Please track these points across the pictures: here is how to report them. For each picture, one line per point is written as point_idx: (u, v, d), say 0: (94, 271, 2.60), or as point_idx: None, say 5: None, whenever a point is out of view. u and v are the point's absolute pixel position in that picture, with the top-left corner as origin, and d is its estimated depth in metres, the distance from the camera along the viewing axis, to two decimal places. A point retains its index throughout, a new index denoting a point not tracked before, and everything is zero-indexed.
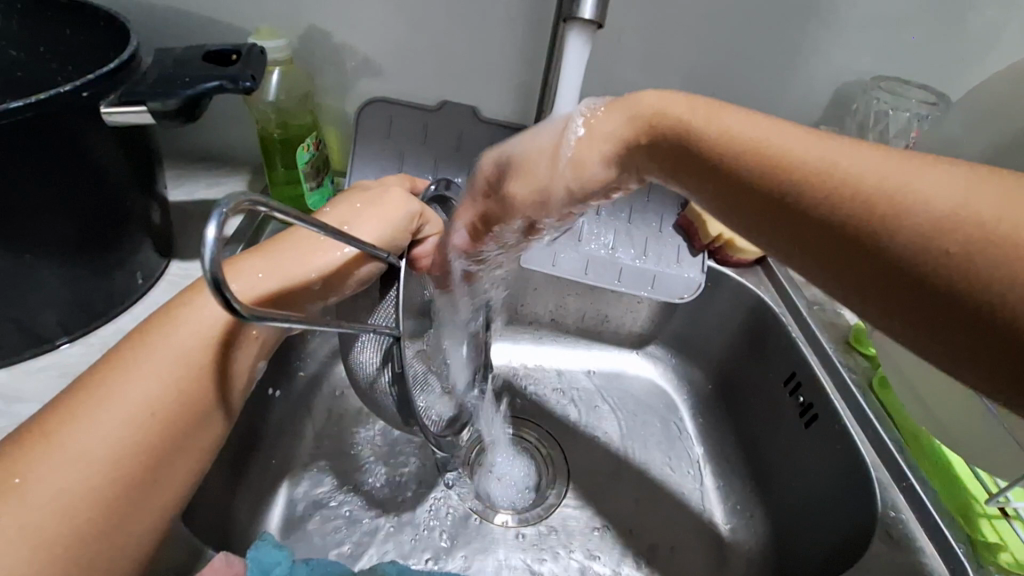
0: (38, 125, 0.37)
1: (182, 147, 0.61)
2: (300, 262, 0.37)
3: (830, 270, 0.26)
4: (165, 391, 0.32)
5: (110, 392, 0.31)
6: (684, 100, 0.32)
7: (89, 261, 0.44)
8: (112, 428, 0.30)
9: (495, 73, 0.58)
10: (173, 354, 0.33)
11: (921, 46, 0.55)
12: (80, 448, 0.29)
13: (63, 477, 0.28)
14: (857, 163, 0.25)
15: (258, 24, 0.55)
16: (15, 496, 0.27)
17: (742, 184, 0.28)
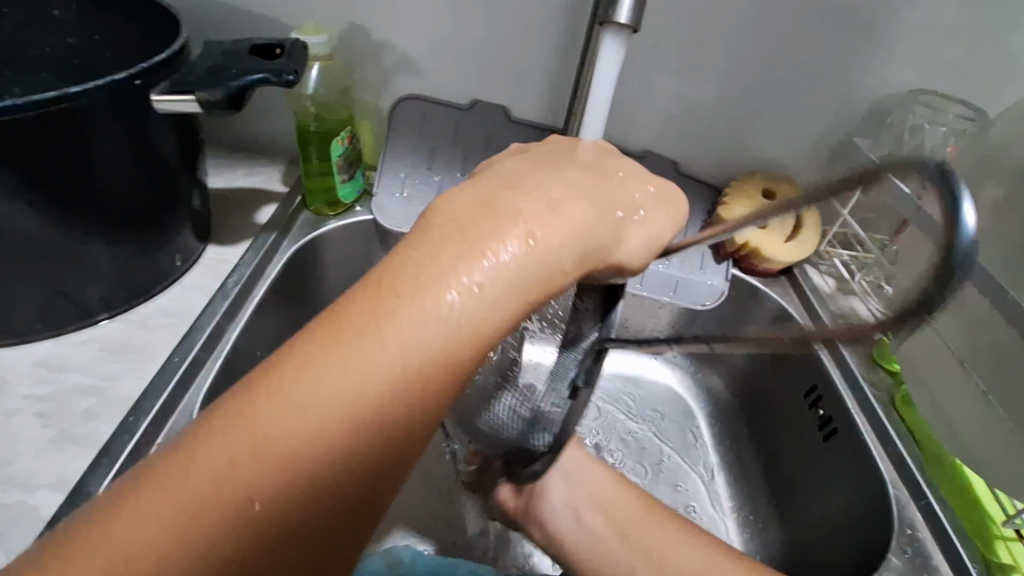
0: (94, 111, 0.39)
1: (222, 135, 0.64)
2: (550, 207, 0.24)
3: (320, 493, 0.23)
4: (381, 384, 0.20)
5: (342, 350, 0.20)
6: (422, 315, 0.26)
7: (134, 242, 0.46)
8: (262, 468, 0.18)
9: (529, 75, 0.58)
10: (422, 344, 0.20)
11: (963, 59, 0.54)
12: (211, 476, 0.18)
13: (237, 475, 0.18)
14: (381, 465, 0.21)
15: (301, 20, 0.57)
16: (235, 529, 0.18)
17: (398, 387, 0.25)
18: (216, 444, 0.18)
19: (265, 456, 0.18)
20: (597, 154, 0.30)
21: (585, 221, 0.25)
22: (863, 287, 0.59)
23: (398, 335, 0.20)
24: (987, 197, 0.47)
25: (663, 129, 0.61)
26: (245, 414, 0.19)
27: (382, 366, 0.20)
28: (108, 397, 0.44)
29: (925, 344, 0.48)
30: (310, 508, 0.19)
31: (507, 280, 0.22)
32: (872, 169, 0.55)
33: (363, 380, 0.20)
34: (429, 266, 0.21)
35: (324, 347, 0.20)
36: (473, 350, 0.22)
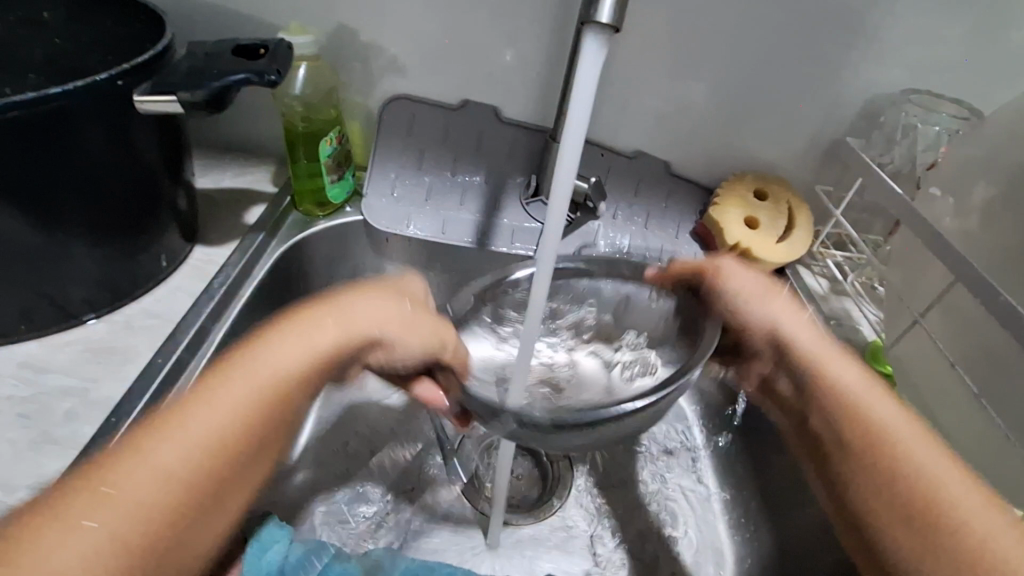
0: (75, 112, 0.39)
1: (212, 137, 0.63)
2: (345, 330, 0.37)
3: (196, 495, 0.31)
4: (264, 384, 0.35)
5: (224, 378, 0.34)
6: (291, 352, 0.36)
7: (118, 243, 0.46)
8: (142, 460, 0.31)
9: (517, 75, 0.58)
10: (260, 380, 0.35)
11: (955, 58, 0.54)
12: (152, 464, 0.31)
13: (190, 431, 0.32)
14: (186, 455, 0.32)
15: (288, 21, 0.56)
16: (172, 439, 0.32)
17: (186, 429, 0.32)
18: (153, 452, 0.31)
19: (181, 444, 0.32)
20: (371, 290, 0.40)
21: (365, 321, 0.38)
22: (855, 288, 0.58)
23: (240, 380, 0.35)
24: (978, 198, 0.47)
25: (654, 130, 0.61)
26: (158, 431, 0.32)
27: (243, 377, 0.35)
28: (91, 399, 0.44)
29: (918, 346, 0.47)
30: (221, 462, 0.32)
31: (287, 361, 0.36)
32: (864, 169, 0.54)
33: (231, 397, 0.34)
34: (282, 345, 0.36)
35: (195, 390, 0.34)
36: (273, 394, 0.35)
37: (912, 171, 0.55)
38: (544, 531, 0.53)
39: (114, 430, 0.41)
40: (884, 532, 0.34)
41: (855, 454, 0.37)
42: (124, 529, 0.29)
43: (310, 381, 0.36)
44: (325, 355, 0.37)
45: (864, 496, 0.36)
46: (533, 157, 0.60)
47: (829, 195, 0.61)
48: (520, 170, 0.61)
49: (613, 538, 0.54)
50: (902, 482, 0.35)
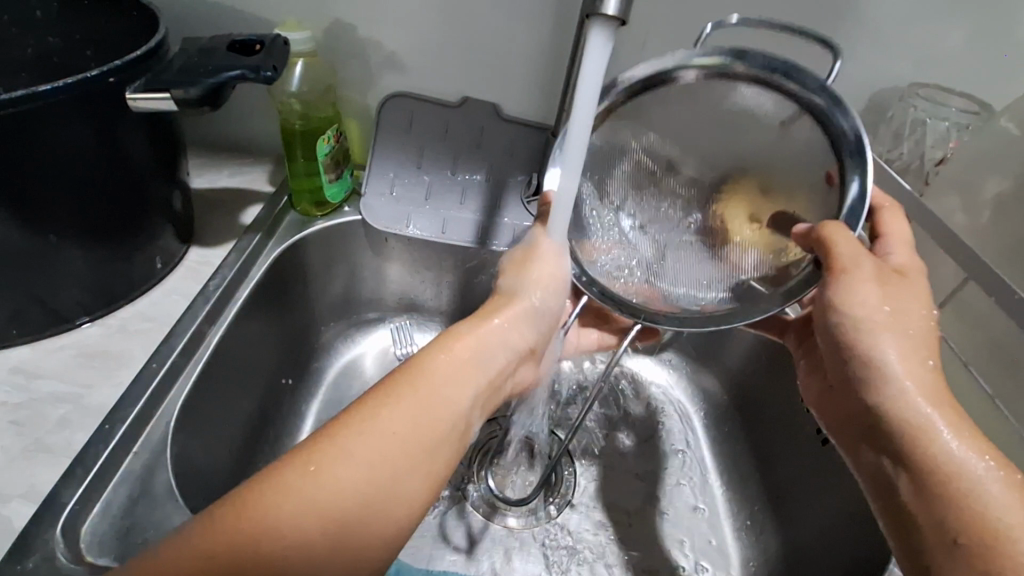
0: (64, 110, 0.38)
1: (207, 135, 0.62)
2: (496, 340, 0.39)
3: (345, 525, 0.29)
4: (435, 401, 0.34)
5: (405, 390, 0.34)
6: (456, 355, 0.37)
7: (111, 244, 0.45)
8: (365, 471, 0.30)
9: (517, 72, 0.57)
10: (440, 393, 0.35)
11: (961, 53, 0.53)
12: (340, 479, 0.30)
13: (366, 449, 0.31)
14: (348, 470, 0.30)
15: (284, 17, 0.55)
16: (316, 473, 0.29)
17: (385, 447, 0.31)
18: (328, 461, 0.30)
19: (366, 463, 0.30)
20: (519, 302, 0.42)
21: (495, 345, 0.39)
22: None
23: (413, 393, 0.34)
24: (990, 193, 0.45)
25: None
26: (324, 450, 0.30)
27: (420, 411, 0.33)
28: (83, 405, 0.43)
29: None
30: (411, 474, 0.32)
31: (438, 389, 0.35)
32: (870, 166, 0.53)
33: (405, 422, 0.32)
34: (433, 369, 0.35)
35: (374, 403, 0.33)
36: (461, 396, 0.35)
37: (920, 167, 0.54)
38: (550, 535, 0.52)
39: (106, 437, 0.40)
40: (919, 528, 0.33)
41: (903, 452, 0.35)
42: (310, 536, 0.28)
43: (474, 400, 0.37)
44: (486, 366, 0.38)
45: (901, 493, 0.35)
46: (534, 155, 0.59)
47: None
48: (520, 169, 0.60)
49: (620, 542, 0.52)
50: (928, 473, 0.33)
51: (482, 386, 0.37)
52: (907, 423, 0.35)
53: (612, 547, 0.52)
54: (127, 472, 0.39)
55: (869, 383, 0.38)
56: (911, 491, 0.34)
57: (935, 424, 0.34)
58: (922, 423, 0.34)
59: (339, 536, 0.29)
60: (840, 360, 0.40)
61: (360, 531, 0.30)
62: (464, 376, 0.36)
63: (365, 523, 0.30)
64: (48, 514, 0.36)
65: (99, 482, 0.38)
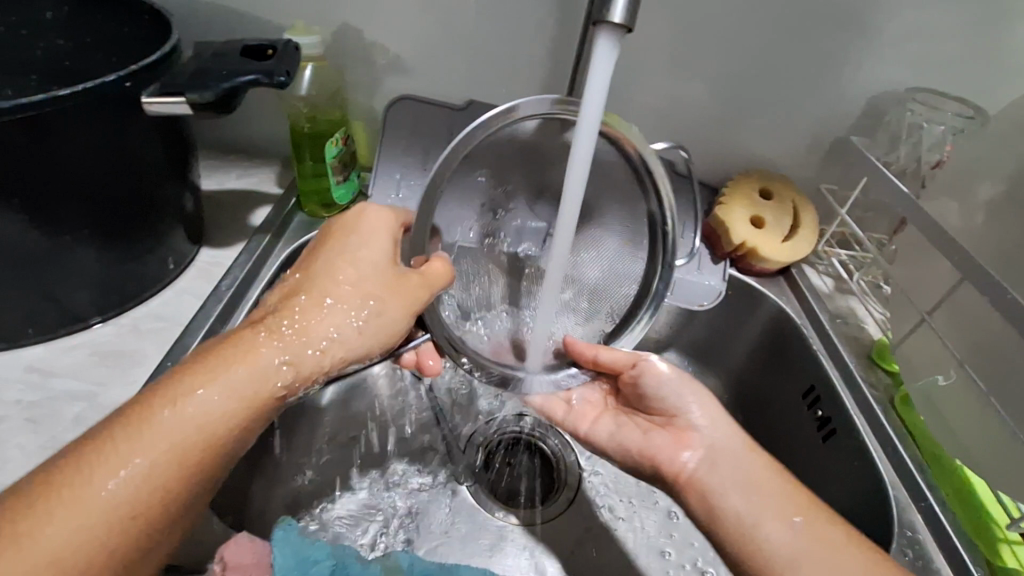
0: (82, 113, 0.39)
1: (216, 138, 0.63)
2: (274, 349, 0.35)
3: (114, 534, 0.29)
4: (217, 402, 0.33)
5: (179, 395, 0.32)
6: (253, 350, 0.35)
7: (124, 245, 0.45)
8: (103, 489, 0.29)
9: (522, 75, 0.58)
10: (199, 412, 0.32)
11: (957, 59, 0.54)
12: (85, 506, 0.28)
13: (136, 458, 0.30)
14: (107, 486, 0.29)
15: (293, 22, 0.56)
16: (66, 497, 0.28)
17: (164, 452, 0.31)
18: (67, 485, 0.29)
19: (110, 483, 0.29)
20: (262, 312, 0.37)
21: (279, 351, 0.35)
22: (861, 286, 0.58)
23: (175, 409, 0.32)
24: (984, 195, 0.46)
25: (658, 129, 0.61)
26: (70, 469, 0.29)
27: (183, 423, 0.31)
28: (98, 403, 0.43)
29: (928, 343, 0.47)
30: (166, 491, 0.31)
31: (199, 401, 0.32)
32: (869, 169, 0.55)
33: (162, 439, 0.31)
34: (199, 376, 0.33)
35: (123, 421, 0.31)
36: (257, 396, 0.34)
37: (917, 169, 0.55)
38: (557, 530, 0.53)
39: None
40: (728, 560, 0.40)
41: (688, 491, 0.43)
42: (53, 559, 0.27)
43: (248, 412, 0.34)
44: (262, 388, 0.34)
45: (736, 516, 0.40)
46: None
47: (834, 195, 0.62)
48: None
49: (625, 536, 0.53)
50: (735, 539, 0.39)
51: (254, 397, 0.34)
52: (682, 471, 0.43)
53: (615, 542, 0.52)
54: None
55: (654, 447, 0.45)
56: (701, 515, 0.41)
57: (708, 477, 0.42)
58: (713, 478, 0.42)
59: (92, 555, 0.28)
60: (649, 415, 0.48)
61: (116, 546, 0.29)
62: (259, 376, 0.34)
63: (148, 523, 0.30)
64: None
65: None
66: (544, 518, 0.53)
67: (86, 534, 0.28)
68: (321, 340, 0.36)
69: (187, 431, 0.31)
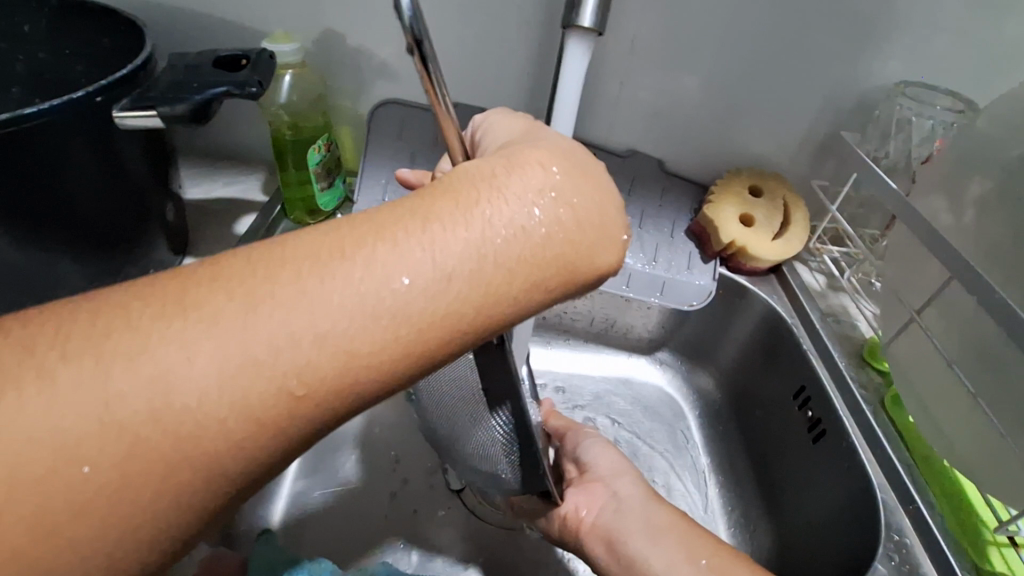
0: (53, 131, 0.38)
1: (202, 146, 0.63)
2: (596, 230, 0.26)
3: (304, 402, 0.21)
4: (496, 252, 0.23)
5: (449, 225, 0.23)
6: (544, 202, 0.25)
7: (104, 259, 0.45)
8: (331, 325, 0.21)
9: (507, 76, 0.57)
10: (466, 275, 0.23)
11: (949, 50, 0.53)
12: (306, 339, 0.21)
13: (378, 298, 0.22)
14: (315, 325, 0.21)
15: (273, 28, 0.56)
16: (256, 316, 0.21)
17: (414, 299, 0.22)
18: (277, 307, 0.21)
19: (347, 318, 0.22)
20: (590, 164, 0.27)
21: (593, 232, 0.25)
22: (852, 284, 0.57)
23: (469, 243, 0.23)
24: (973, 193, 0.45)
25: (646, 127, 0.60)
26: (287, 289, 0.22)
27: (446, 271, 0.23)
28: None
29: (915, 343, 0.46)
30: (407, 359, 0.23)
31: (453, 261, 0.23)
32: (859, 165, 0.54)
33: (398, 301, 0.22)
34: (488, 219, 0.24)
35: (363, 243, 0.23)
36: (535, 266, 0.24)
37: (907, 164, 0.56)
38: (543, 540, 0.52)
39: None
40: None
41: (593, 540, 0.43)
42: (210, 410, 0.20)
43: (527, 298, 0.24)
44: (568, 265, 0.25)
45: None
46: None
47: (825, 191, 0.61)
48: None
49: None
50: None
51: (558, 276, 0.25)
52: (583, 520, 0.44)
53: None
54: None
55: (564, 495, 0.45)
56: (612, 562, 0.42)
57: (608, 522, 0.43)
58: (615, 523, 0.43)
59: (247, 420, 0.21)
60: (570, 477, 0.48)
61: (295, 430, 0.22)
62: (542, 244, 0.24)
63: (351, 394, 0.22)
64: None
65: None
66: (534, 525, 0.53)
67: (285, 380, 0.21)
68: (596, 250, 0.26)
69: (447, 282, 0.23)
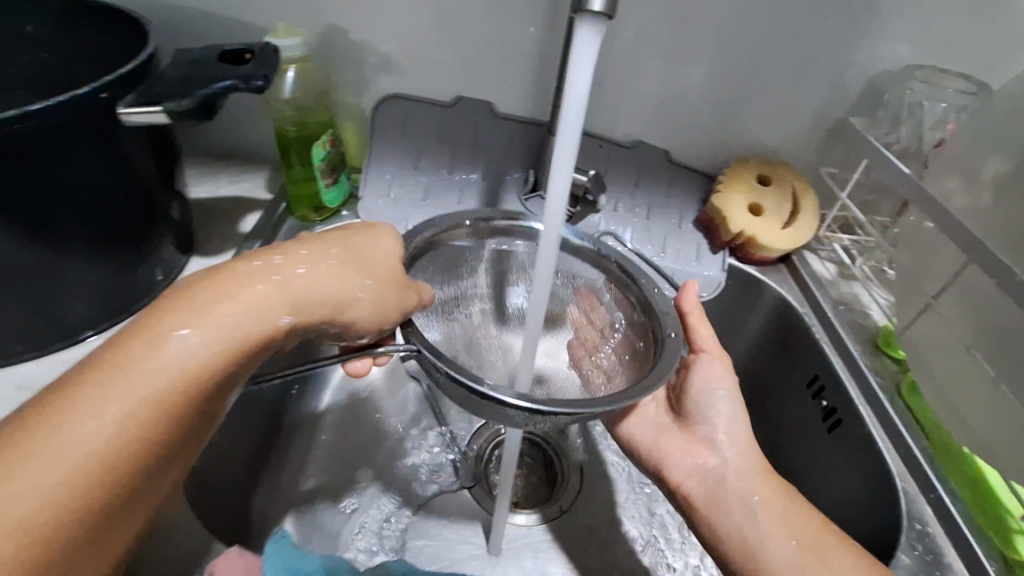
0: (59, 128, 0.38)
1: (205, 145, 0.63)
2: (349, 285, 0.35)
3: (149, 443, 0.27)
4: (216, 329, 0.30)
5: (181, 315, 0.30)
6: (189, 280, 0.32)
7: (112, 258, 0.45)
8: (150, 378, 0.28)
9: (511, 68, 0.57)
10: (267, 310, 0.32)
11: (957, 33, 0.52)
12: (135, 400, 0.27)
13: (160, 368, 0.28)
14: (148, 374, 0.28)
15: (276, 23, 0.55)
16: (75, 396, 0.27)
17: (166, 362, 0.28)
18: (107, 377, 0.27)
19: (171, 370, 0.28)
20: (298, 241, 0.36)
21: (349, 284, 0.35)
22: (863, 271, 0.57)
23: (180, 326, 0.29)
24: (988, 174, 0.45)
25: (653, 118, 0.59)
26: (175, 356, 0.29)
27: (172, 354, 0.29)
28: None
29: (932, 329, 0.46)
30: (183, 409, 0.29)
31: (239, 311, 0.31)
32: (869, 150, 0.53)
33: (186, 349, 0.29)
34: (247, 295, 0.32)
35: (162, 323, 0.29)
36: (242, 337, 0.31)
37: (919, 149, 0.54)
38: (551, 535, 0.53)
39: None
40: None
41: (694, 507, 0.43)
42: (104, 451, 0.26)
43: (228, 362, 0.30)
44: (314, 309, 0.33)
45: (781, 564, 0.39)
46: (531, 152, 0.59)
47: (835, 178, 0.60)
48: (517, 165, 0.59)
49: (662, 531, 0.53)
50: None
51: (263, 327, 0.32)
52: (683, 484, 0.44)
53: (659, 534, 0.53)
54: None
55: (665, 449, 0.46)
56: (707, 533, 0.42)
57: (710, 492, 0.43)
58: (723, 496, 0.42)
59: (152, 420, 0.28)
60: (678, 420, 0.48)
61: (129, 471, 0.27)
62: (246, 317, 0.31)
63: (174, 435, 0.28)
64: None
65: None
66: (547, 518, 0.54)
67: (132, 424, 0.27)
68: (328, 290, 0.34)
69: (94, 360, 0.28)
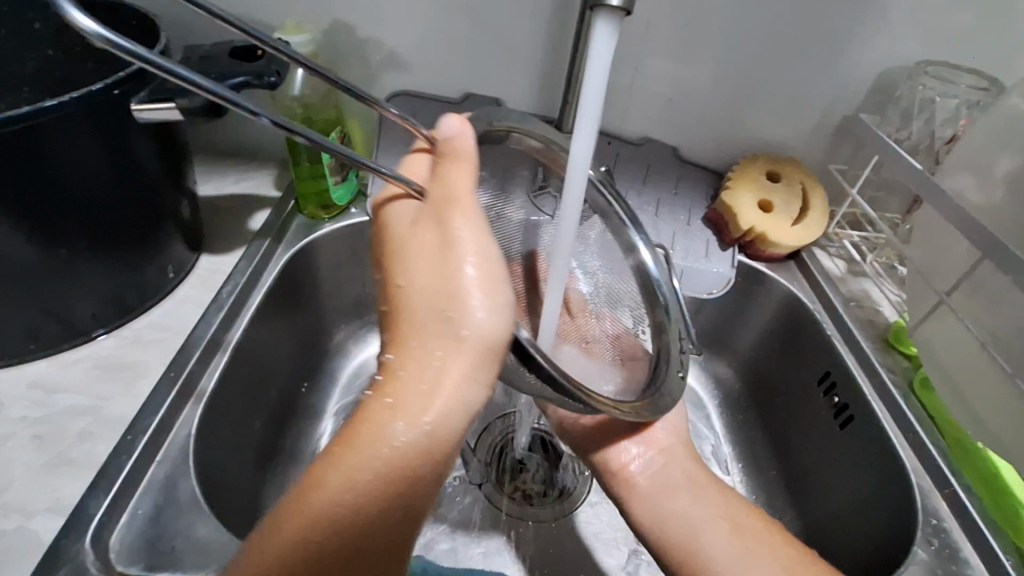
0: (69, 125, 0.37)
1: (212, 142, 0.62)
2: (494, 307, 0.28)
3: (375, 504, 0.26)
4: (454, 364, 0.26)
5: (424, 344, 0.27)
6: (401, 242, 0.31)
7: (123, 257, 0.44)
8: (436, 389, 0.26)
9: (520, 64, 0.57)
10: (417, 307, 0.28)
11: (968, 28, 0.52)
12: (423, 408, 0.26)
13: (449, 375, 0.26)
14: (411, 406, 0.26)
15: (283, 20, 0.55)
16: (395, 400, 0.26)
17: (387, 400, 0.26)
18: (396, 392, 0.26)
19: (424, 395, 0.26)
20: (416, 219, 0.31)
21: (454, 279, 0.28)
22: (874, 268, 0.57)
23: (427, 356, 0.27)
24: (1003, 171, 0.44)
25: (662, 114, 0.59)
26: (357, 441, 0.26)
27: (447, 365, 0.27)
28: (104, 417, 0.42)
29: (944, 324, 0.46)
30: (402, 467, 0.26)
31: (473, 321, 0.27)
32: (879, 147, 0.53)
33: (433, 390, 0.26)
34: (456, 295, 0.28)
35: (429, 332, 0.27)
36: (447, 379, 0.26)
37: (931, 145, 0.54)
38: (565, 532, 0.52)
39: (130, 448, 0.39)
40: None
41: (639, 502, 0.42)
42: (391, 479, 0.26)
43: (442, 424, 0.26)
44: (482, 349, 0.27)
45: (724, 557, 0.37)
46: None
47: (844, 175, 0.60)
48: None
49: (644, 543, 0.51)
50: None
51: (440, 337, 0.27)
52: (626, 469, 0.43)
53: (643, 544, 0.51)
54: (151, 482, 0.39)
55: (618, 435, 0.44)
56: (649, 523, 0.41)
57: (656, 479, 0.42)
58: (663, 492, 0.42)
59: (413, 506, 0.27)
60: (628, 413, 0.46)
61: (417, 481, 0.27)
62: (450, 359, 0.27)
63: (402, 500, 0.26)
64: (76, 524, 0.35)
65: (123, 493, 0.38)
66: (557, 517, 0.53)
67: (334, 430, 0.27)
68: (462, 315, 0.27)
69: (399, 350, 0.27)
